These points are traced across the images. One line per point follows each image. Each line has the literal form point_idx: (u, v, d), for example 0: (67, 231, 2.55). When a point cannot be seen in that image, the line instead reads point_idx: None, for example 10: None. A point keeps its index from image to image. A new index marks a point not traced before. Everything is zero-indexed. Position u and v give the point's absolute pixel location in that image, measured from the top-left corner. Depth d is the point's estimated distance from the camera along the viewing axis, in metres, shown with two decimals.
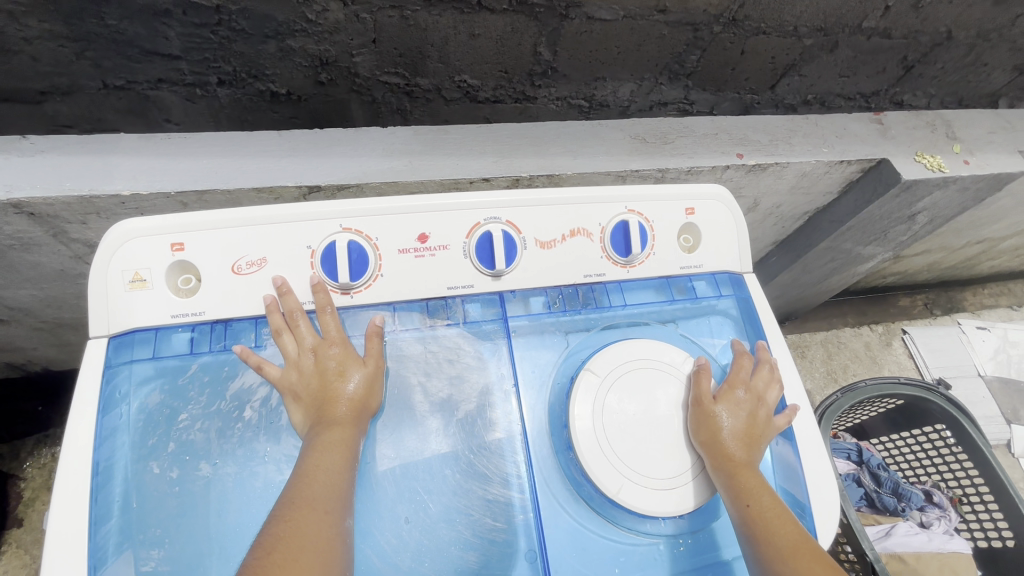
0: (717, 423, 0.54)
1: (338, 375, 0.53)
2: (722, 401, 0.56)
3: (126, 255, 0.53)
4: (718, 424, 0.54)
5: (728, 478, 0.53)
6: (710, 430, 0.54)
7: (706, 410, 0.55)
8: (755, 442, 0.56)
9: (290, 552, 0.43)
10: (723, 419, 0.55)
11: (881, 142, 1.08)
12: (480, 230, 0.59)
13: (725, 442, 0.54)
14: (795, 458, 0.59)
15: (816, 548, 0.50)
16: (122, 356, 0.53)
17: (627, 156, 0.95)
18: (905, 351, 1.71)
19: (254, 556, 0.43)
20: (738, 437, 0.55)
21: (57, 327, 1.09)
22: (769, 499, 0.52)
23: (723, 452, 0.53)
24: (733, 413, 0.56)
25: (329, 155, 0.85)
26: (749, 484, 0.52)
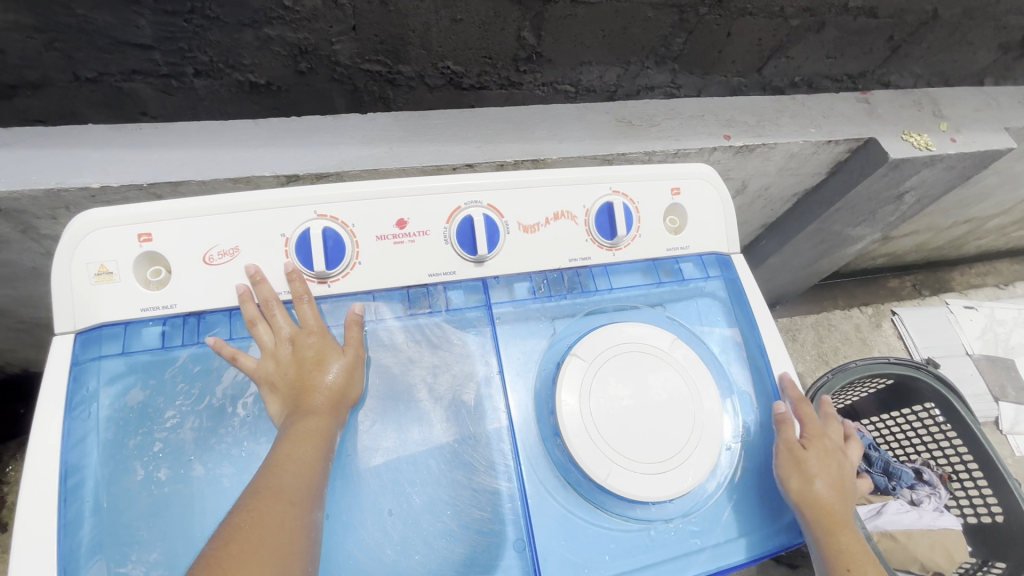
0: (808, 474, 0.54)
1: (317, 365, 0.52)
2: (813, 451, 0.56)
3: (92, 247, 0.50)
4: (809, 475, 0.54)
5: (826, 533, 0.52)
6: (804, 478, 0.54)
7: (795, 456, 0.55)
8: (846, 497, 0.55)
9: (249, 544, 0.42)
10: (813, 470, 0.54)
11: (868, 121, 1.07)
12: (460, 214, 0.57)
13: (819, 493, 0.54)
14: None
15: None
16: (90, 352, 0.51)
17: (614, 139, 0.94)
18: (895, 332, 1.71)
19: (211, 547, 0.42)
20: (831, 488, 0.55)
21: (35, 326, 1.06)
22: (865, 557, 0.52)
23: (819, 506, 0.53)
24: (820, 463, 0.56)
25: (308, 144, 0.83)
26: (846, 540, 0.52)
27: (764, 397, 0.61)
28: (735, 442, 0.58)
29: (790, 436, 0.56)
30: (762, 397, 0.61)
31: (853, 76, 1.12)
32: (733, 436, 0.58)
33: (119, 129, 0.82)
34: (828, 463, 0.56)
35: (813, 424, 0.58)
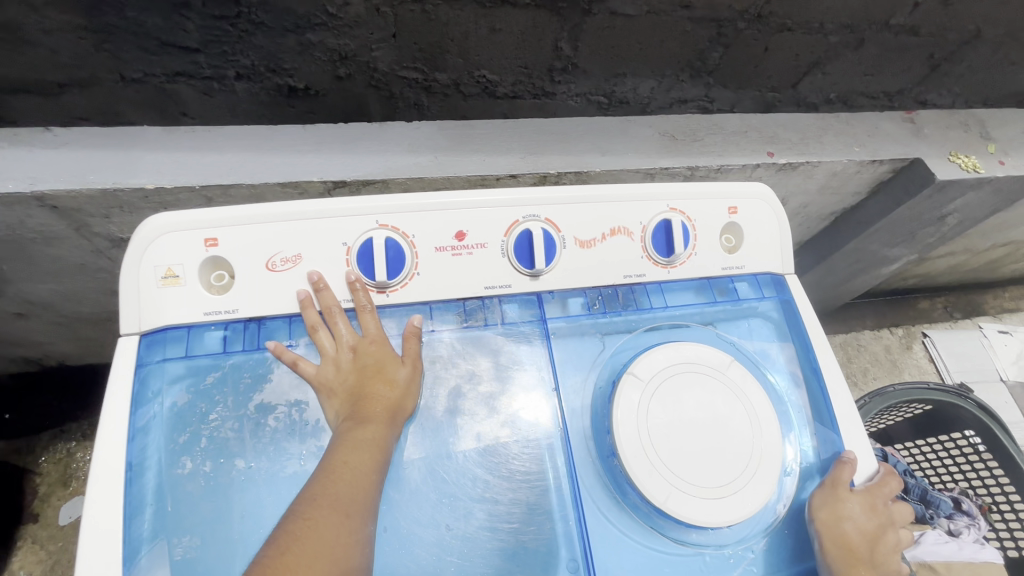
0: (844, 513, 0.53)
1: (377, 374, 0.52)
2: (859, 500, 0.54)
3: (159, 250, 0.51)
4: (844, 514, 0.53)
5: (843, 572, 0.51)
6: (837, 516, 0.52)
7: (838, 496, 0.53)
8: (878, 556, 0.53)
9: (304, 555, 0.42)
10: (851, 512, 0.53)
11: (913, 141, 1.06)
12: (518, 228, 0.57)
13: (850, 539, 0.52)
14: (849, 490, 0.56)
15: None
16: (154, 354, 0.51)
17: (657, 153, 0.93)
18: (926, 355, 1.68)
19: (266, 554, 0.42)
20: (864, 538, 0.52)
21: (75, 321, 1.07)
22: None
23: (844, 544, 0.51)
24: (862, 509, 0.54)
25: (354, 151, 0.84)
26: None
27: (822, 423, 0.60)
28: (793, 467, 0.57)
29: (837, 477, 0.55)
30: (820, 423, 0.60)
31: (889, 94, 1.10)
32: (792, 461, 0.57)
33: (171, 130, 0.82)
34: (870, 516, 0.54)
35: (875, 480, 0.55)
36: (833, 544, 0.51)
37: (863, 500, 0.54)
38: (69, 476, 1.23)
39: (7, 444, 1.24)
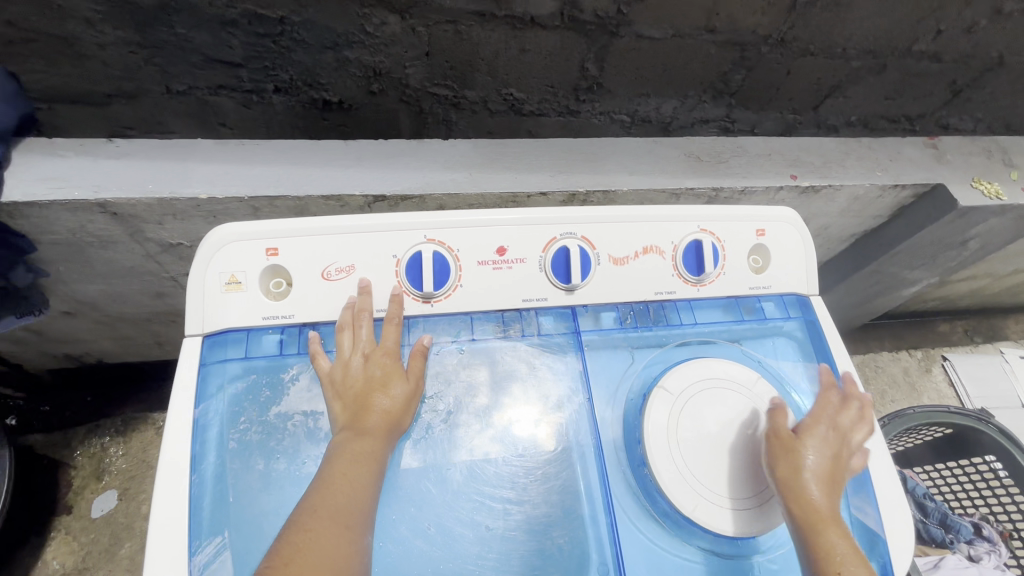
0: (800, 462, 0.52)
1: (380, 386, 0.53)
2: (811, 445, 0.53)
3: (225, 258, 0.55)
4: (801, 463, 0.52)
5: (808, 524, 0.50)
6: (796, 466, 0.52)
7: (792, 445, 0.53)
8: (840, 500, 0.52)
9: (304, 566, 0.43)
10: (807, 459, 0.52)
11: (935, 166, 1.08)
12: (556, 245, 0.60)
13: (812, 490, 0.51)
14: (873, 510, 0.57)
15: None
16: (215, 353, 0.55)
17: (683, 173, 0.96)
18: (945, 379, 1.67)
19: (267, 564, 0.43)
20: (825, 488, 0.52)
21: (117, 321, 1.12)
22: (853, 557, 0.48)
23: (804, 495, 0.51)
24: (817, 455, 0.53)
25: (394, 167, 0.88)
26: (833, 538, 0.49)
27: None
28: None
29: (768, 429, 0.55)
30: None
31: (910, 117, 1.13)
32: None
33: (222, 143, 0.87)
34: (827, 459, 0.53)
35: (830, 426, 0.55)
36: (795, 496, 0.51)
37: (816, 444, 0.54)
38: (101, 470, 1.28)
39: (46, 437, 1.29)
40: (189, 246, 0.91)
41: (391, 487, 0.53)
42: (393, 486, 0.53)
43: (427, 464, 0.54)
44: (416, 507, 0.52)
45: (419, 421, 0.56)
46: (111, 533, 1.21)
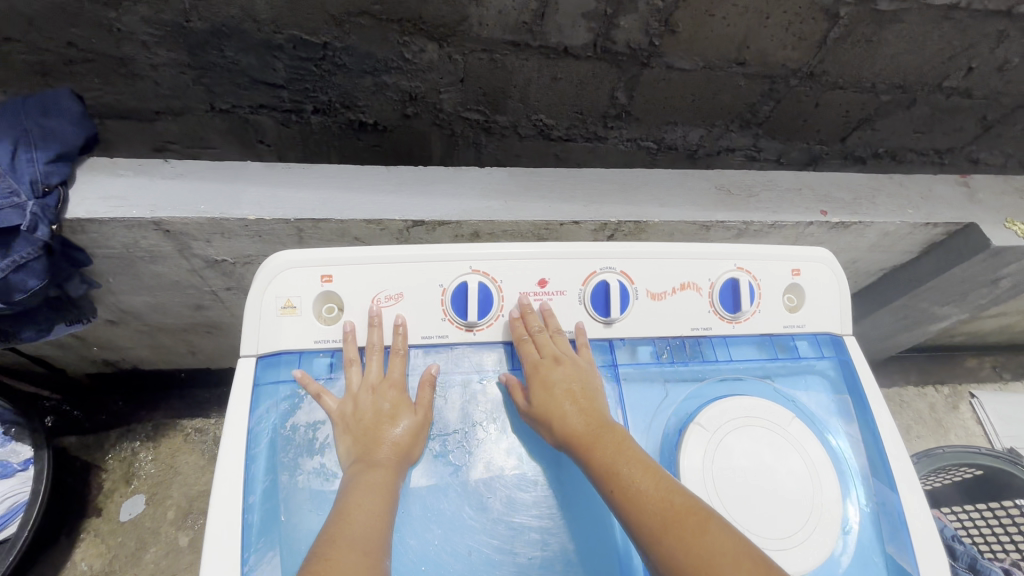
0: (557, 409, 0.55)
1: (389, 419, 0.54)
2: (561, 389, 0.56)
3: (282, 283, 0.58)
4: (557, 410, 0.55)
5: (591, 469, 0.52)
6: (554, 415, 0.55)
7: (549, 391, 0.56)
8: (614, 433, 0.54)
9: None
10: (563, 407, 0.55)
11: (967, 206, 1.07)
12: (596, 278, 0.62)
13: (575, 433, 0.54)
14: (909, 558, 0.57)
15: (691, 504, 0.49)
16: (268, 374, 0.58)
17: (713, 207, 0.98)
18: (973, 417, 1.64)
19: None
20: (592, 428, 0.54)
21: (156, 330, 1.16)
22: (646, 489, 0.50)
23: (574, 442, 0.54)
24: (569, 397, 0.56)
25: (433, 193, 0.91)
26: (620, 473, 0.51)
27: (880, 482, 0.61)
28: (853, 527, 0.58)
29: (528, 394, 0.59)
30: (880, 483, 0.61)
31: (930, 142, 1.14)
32: (853, 519, 0.58)
33: (271, 166, 0.91)
34: (584, 398, 0.56)
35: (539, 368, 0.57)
36: (559, 435, 0.55)
37: (567, 385, 0.56)
38: (130, 474, 1.31)
39: (79, 439, 1.33)
40: (233, 263, 0.95)
41: (432, 513, 0.54)
42: (436, 511, 0.54)
43: (467, 490, 0.55)
44: (456, 533, 0.53)
45: (460, 447, 0.57)
46: (138, 537, 1.24)
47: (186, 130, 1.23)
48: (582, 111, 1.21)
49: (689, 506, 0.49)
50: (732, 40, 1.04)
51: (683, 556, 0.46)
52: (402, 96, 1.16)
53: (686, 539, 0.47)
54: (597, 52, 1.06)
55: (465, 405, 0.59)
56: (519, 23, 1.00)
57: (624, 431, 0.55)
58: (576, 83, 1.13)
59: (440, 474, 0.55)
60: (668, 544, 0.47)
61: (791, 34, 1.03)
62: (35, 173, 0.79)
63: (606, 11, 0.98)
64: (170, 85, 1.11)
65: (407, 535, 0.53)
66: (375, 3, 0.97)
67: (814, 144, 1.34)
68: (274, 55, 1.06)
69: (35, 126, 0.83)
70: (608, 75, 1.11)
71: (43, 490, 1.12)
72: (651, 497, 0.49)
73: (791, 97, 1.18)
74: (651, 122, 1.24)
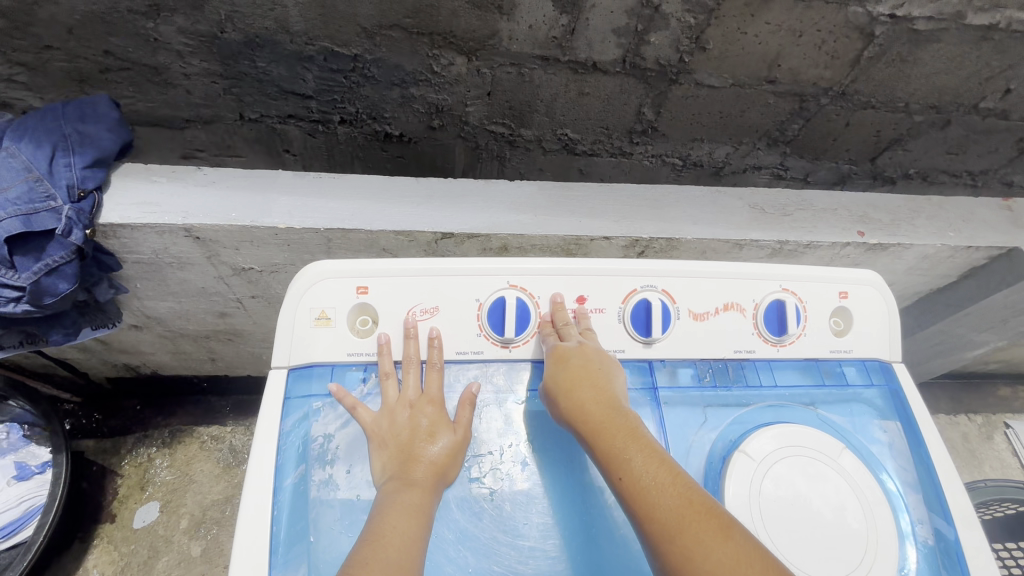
0: (570, 390, 0.53)
1: (427, 436, 0.52)
2: (573, 370, 0.54)
3: (317, 294, 0.57)
4: (570, 391, 0.53)
5: (598, 455, 0.50)
6: (565, 396, 0.53)
7: (561, 372, 0.54)
8: (626, 418, 0.51)
9: None
10: (578, 388, 0.53)
11: (1012, 230, 1.04)
12: (637, 297, 0.60)
13: (584, 415, 0.51)
14: None
15: (711, 505, 0.45)
16: (300, 387, 0.56)
17: (746, 225, 0.95)
18: (1008, 447, 1.57)
19: None
20: (605, 412, 0.51)
21: (178, 336, 1.16)
22: (655, 481, 0.46)
23: (584, 426, 0.51)
24: (584, 379, 0.53)
25: (462, 206, 0.90)
26: (627, 459, 0.48)
27: (935, 516, 0.57)
28: (911, 569, 0.54)
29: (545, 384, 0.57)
30: (937, 519, 0.57)
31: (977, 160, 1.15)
32: (910, 559, 0.55)
33: (302, 175, 0.91)
34: (599, 381, 0.53)
35: (557, 350, 0.56)
36: (569, 420, 0.52)
37: (582, 367, 0.54)
38: (145, 481, 1.30)
39: (96, 444, 1.33)
40: (259, 271, 0.95)
41: (466, 538, 0.51)
42: (471, 536, 0.52)
43: (503, 516, 0.53)
44: (490, 562, 0.50)
45: (495, 471, 0.55)
46: (151, 545, 1.22)
47: (214, 139, 1.24)
48: (608, 126, 1.19)
49: (708, 507, 0.45)
50: (764, 58, 1.02)
51: (692, 560, 0.42)
52: (428, 108, 1.16)
53: (701, 541, 0.43)
54: (627, 67, 1.05)
55: (501, 426, 0.57)
56: (548, 38, 0.99)
57: (641, 422, 0.51)
58: (604, 98, 1.12)
59: (475, 498, 0.53)
60: (679, 544, 0.43)
61: (824, 53, 1.01)
62: (72, 178, 0.79)
63: (636, 27, 0.97)
64: (201, 94, 1.12)
65: (441, 561, 0.50)
66: (408, 16, 0.97)
67: (842, 163, 1.31)
68: (304, 66, 1.06)
69: (73, 131, 0.84)
70: (637, 91, 1.10)
71: (60, 494, 1.12)
72: (663, 490, 0.46)
73: (821, 117, 1.16)
74: (678, 139, 1.23)
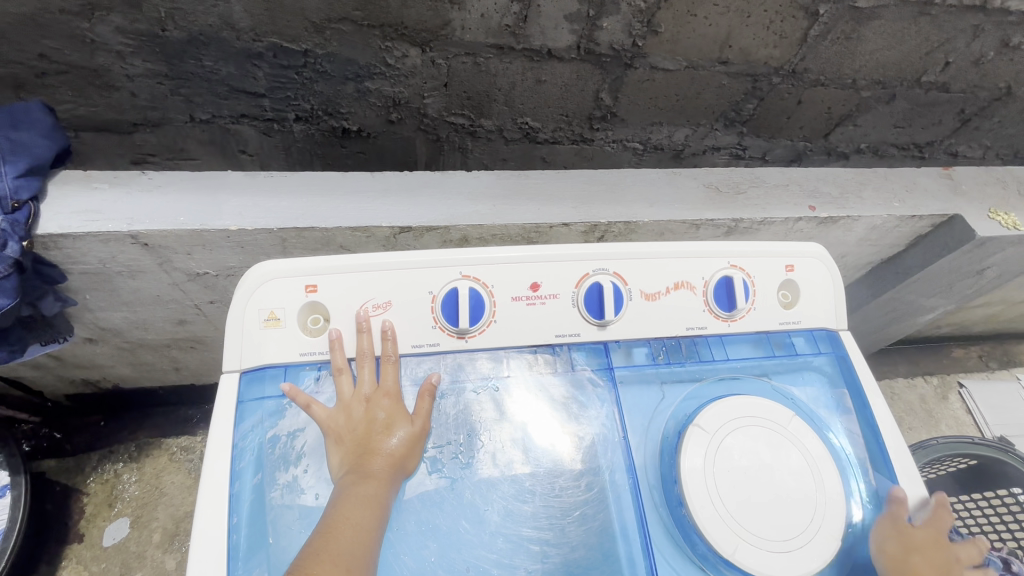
0: (913, 559, 0.52)
1: (384, 429, 0.53)
2: (924, 541, 0.53)
3: (264, 294, 0.57)
4: (913, 560, 0.52)
5: None
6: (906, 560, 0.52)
7: (909, 542, 0.53)
8: None
9: None
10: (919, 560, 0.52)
11: (952, 198, 1.09)
12: (589, 280, 0.61)
13: None
14: None
15: None
16: (253, 391, 0.56)
17: (702, 204, 0.97)
18: (963, 406, 1.64)
19: None
20: None
21: (138, 347, 1.13)
22: None
23: None
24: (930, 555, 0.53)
25: (419, 198, 0.89)
26: None
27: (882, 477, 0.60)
28: (857, 525, 0.57)
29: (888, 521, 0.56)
30: (881, 476, 0.60)
31: (920, 142, 1.34)
32: (857, 517, 0.57)
33: (252, 176, 0.89)
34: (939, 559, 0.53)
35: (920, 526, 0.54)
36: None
37: (927, 539, 0.53)
38: (113, 497, 1.26)
39: (59, 463, 1.29)
40: (215, 275, 0.92)
41: (427, 527, 0.52)
42: (432, 525, 0.53)
43: (464, 503, 0.54)
44: (452, 548, 0.51)
45: (455, 460, 0.56)
46: (122, 563, 1.19)
47: (164, 142, 1.20)
48: (568, 113, 1.19)
49: None
50: (715, 39, 1.04)
51: None
52: (384, 102, 1.14)
53: None
54: (581, 53, 1.05)
55: (458, 416, 0.58)
56: (501, 26, 0.99)
57: None
58: (562, 85, 1.12)
59: (435, 487, 0.54)
60: None
61: (773, 32, 1.03)
62: (4, 189, 0.76)
63: (588, 12, 0.97)
64: (146, 96, 1.08)
65: (401, 551, 0.51)
66: (356, 9, 0.95)
67: (798, 140, 1.33)
68: (253, 64, 1.04)
69: (3, 139, 0.80)
70: (593, 77, 1.10)
71: (21, 518, 1.08)
72: None
73: (774, 96, 1.18)
74: (637, 123, 1.24)
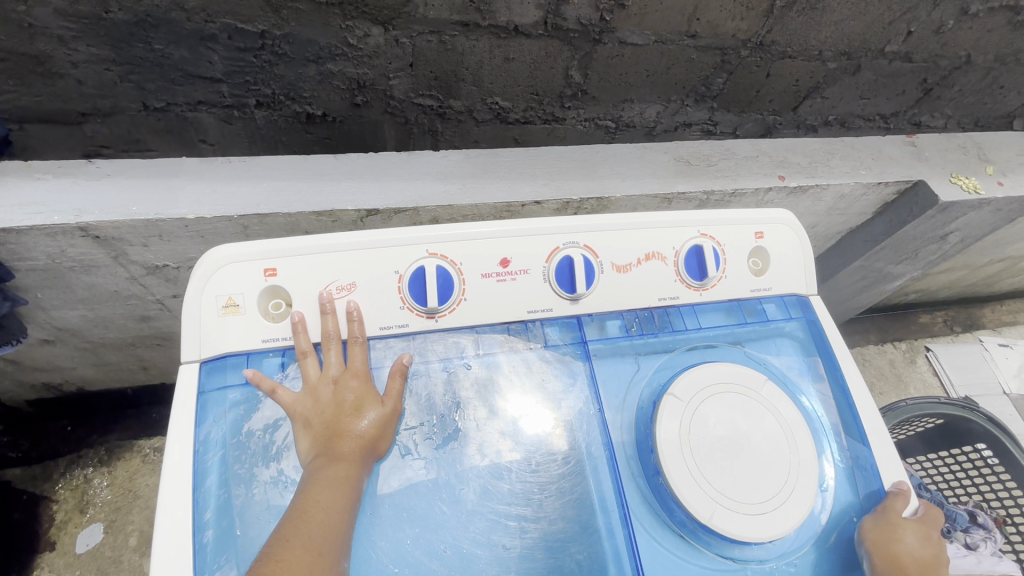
0: (901, 542, 0.53)
1: (353, 411, 0.52)
2: (913, 527, 0.54)
3: (221, 280, 0.54)
4: (901, 542, 0.53)
5: None
6: (893, 539, 0.53)
7: (897, 527, 0.54)
8: None
9: None
10: (908, 542, 0.53)
11: (916, 164, 1.11)
12: (559, 254, 0.61)
13: (900, 560, 0.52)
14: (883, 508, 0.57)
15: None
16: (214, 380, 0.54)
17: (673, 178, 0.97)
18: (930, 369, 1.69)
19: None
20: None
21: (100, 347, 1.09)
22: None
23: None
24: (919, 542, 0.53)
25: (385, 179, 0.87)
26: None
27: (853, 438, 0.61)
28: (829, 484, 0.58)
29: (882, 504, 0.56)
30: (853, 440, 0.61)
31: (884, 115, 1.33)
32: (829, 476, 0.59)
33: (209, 161, 0.85)
34: (926, 546, 0.54)
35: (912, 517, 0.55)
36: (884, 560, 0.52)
37: (919, 530, 0.54)
38: (85, 503, 1.22)
39: (24, 471, 1.24)
40: (176, 267, 0.89)
41: (402, 510, 0.51)
42: (407, 508, 0.52)
43: (439, 484, 0.53)
44: (427, 530, 0.51)
45: (429, 440, 0.55)
46: (98, 568, 1.16)
47: None
48: (538, 91, 1.10)
49: None
50: (682, 12, 0.98)
51: None
52: (349, 84, 1.01)
53: None
54: (548, 29, 0.97)
55: (431, 397, 0.57)
56: (465, 2, 0.89)
57: None
58: (530, 63, 1.03)
59: (409, 469, 0.53)
60: None
61: (739, 4, 0.98)
62: None
63: None
64: None
65: (377, 536, 0.50)
66: None
67: (767, 114, 1.28)
68: (207, 47, 0.89)
69: None
70: (562, 53, 1.02)
71: None
72: None
73: (743, 69, 1.13)
74: (608, 100, 1.16)
